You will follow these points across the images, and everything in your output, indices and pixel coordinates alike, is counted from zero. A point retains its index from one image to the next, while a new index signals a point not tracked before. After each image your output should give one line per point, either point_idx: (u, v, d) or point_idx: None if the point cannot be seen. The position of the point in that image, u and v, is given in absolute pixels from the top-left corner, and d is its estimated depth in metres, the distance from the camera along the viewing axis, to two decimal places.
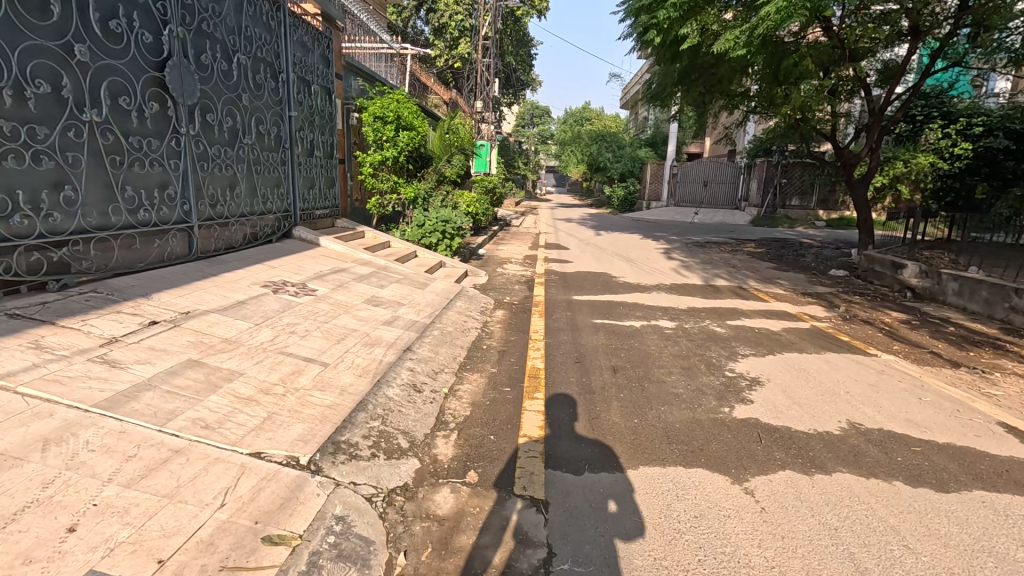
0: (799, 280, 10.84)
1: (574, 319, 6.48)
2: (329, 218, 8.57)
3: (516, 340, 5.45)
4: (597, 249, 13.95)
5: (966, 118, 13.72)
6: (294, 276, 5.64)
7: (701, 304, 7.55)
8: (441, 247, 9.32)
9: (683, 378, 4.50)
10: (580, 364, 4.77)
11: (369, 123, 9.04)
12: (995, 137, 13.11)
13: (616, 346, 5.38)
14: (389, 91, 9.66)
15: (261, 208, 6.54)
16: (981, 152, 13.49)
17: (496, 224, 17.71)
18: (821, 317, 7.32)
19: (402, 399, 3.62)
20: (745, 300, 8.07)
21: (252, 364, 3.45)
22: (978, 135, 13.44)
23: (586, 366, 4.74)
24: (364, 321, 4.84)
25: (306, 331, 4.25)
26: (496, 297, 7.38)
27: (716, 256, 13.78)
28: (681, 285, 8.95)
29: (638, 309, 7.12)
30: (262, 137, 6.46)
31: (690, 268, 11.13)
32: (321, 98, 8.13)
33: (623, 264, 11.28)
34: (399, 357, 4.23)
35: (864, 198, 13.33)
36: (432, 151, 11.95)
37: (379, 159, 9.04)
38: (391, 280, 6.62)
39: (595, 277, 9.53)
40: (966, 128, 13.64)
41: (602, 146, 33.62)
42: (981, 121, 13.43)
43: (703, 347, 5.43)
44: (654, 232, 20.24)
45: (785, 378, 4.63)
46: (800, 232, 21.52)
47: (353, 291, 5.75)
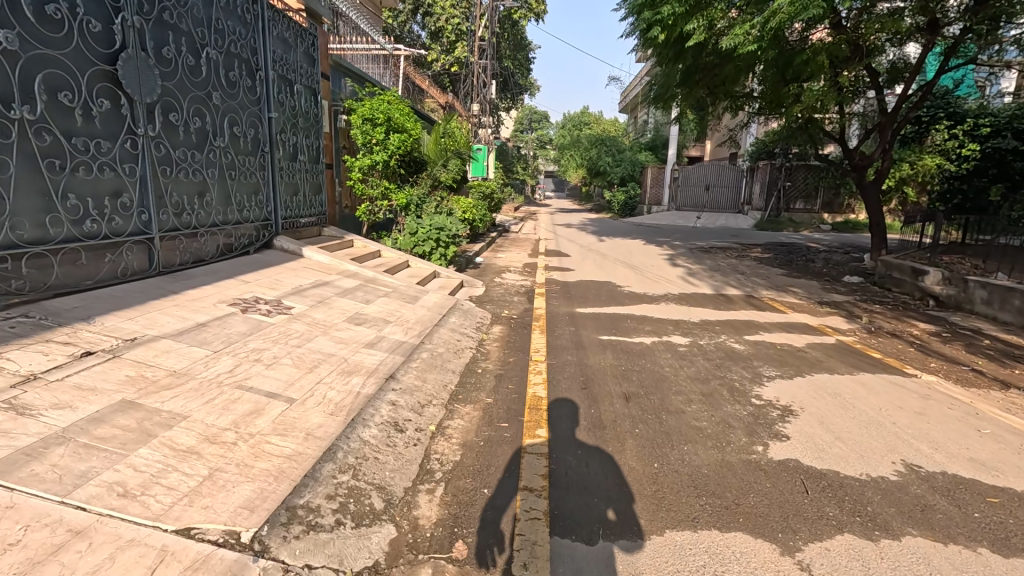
0: (813, 287, 10.31)
1: (578, 335, 5.94)
2: (315, 226, 8.04)
3: (515, 362, 4.90)
4: (600, 256, 13.43)
5: (973, 119, 13.47)
6: (269, 292, 5.10)
7: (715, 316, 7.00)
8: (435, 256, 8.78)
9: (706, 409, 3.95)
10: (587, 392, 4.22)
11: (358, 125, 8.53)
12: (1002, 138, 12.76)
13: (627, 368, 4.83)
14: (380, 92, 9.16)
15: (236, 217, 6.01)
16: (989, 153, 13.23)
17: (495, 231, 17.19)
18: (844, 329, 6.77)
19: (380, 443, 3.06)
20: (761, 310, 7.53)
21: (200, 404, 2.90)
22: (986, 136, 13.12)
23: (595, 394, 4.18)
24: (343, 344, 4.29)
25: (273, 359, 3.70)
26: (493, 311, 6.83)
27: (723, 262, 13.24)
28: (691, 294, 8.42)
29: (647, 323, 6.58)
30: (237, 140, 5.95)
31: (698, 275, 10.58)
32: (306, 98, 7.63)
33: (628, 272, 10.76)
34: (380, 388, 3.67)
35: (876, 201, 12.84)
36: (426, 156, 11.45)
37: (369, 163, 8.53)
38: (379, 294, 6.07)
39: (599, 286, 8.99)
40: (974, 128, 13.37)
41: (602, 150, 33.18)
42: (989, 121, 13.14)
43: (723, 368, 4.87)
44: (657, 237, 19.73)
45: (821, 406, 4.06)
46: (806, 236, 21.02)
47: (335, 308, 5.20)
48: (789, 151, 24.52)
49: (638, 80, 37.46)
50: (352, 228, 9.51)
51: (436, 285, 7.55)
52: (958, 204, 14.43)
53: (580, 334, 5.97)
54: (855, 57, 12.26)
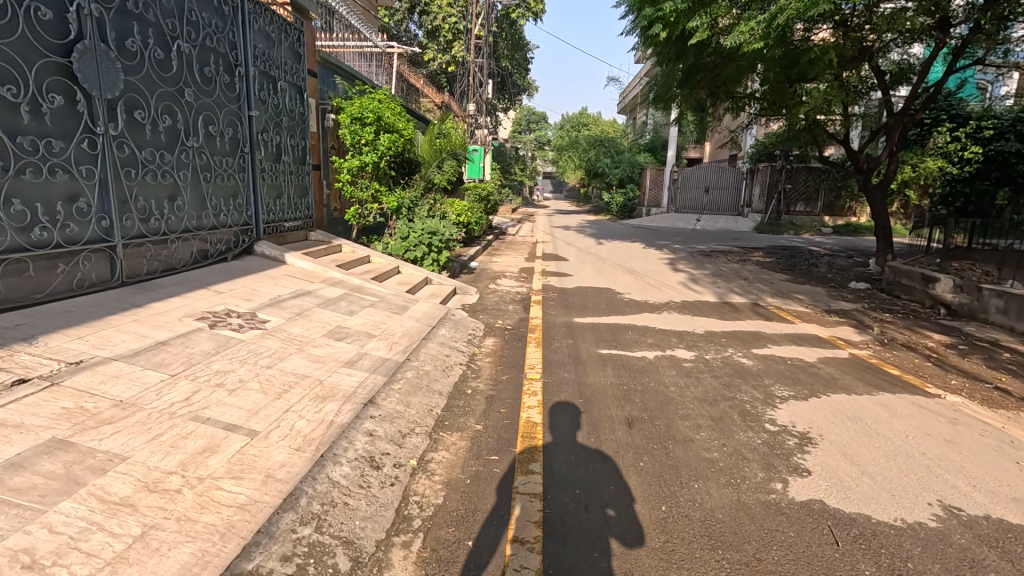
0: (819, 294, 9.99)
1: (576, 348, 5.58)
2: (300, 230, 7.68)
3: (509, 380, 4.54)
4: (598, 260, 13.08)
5: (975, 122, 12.85)
6: (244, 304, 4.74)
7: (720, 327, 6.66)
8: (427, 262, 8.43)
9: (716, 436, 3.59)
10: (586, 416, 3.86)
11: (347, 125, 8.16)
12: (1005, 141, 12.49)
13: (628, 387, 4.47)
14: (370, 90, 8.80)
15: (212, 222, 5.63)
16: (992, 156, 12.95)
17: (492, 233, 16.83)
18: (855, 341, 6.43)
19: (352, 483, 2.70)
20: (767, 320, 7.19)
21: (143, 442, 2.53)
22: (988, 138, 12.73)
23: (595, 419, 3.83)
24: (319, 364, 3.93)
25: (238, 384, 3.33)
26: (486, 321, 6.48)
27: (725, 267, 12.91)
28: (694, 303, 8.08)
29: (650, 334, 6.23)
30: (213, 139, 5.58)
31: (700, 281, 10.25)
32: (290, 96, 7.27)
33: (627, 277, 10.41)
34: (357, 416, 3.31)
35: (881, 205, 12.53)
36: (420, 157, 11.10)
37: (358, 165, 8.16)
38: (364, 304, 5.71)
39: (598, 293, 8.64)
40: (976, 131, 12.81)
41: (601, 151, 32.84)
42: (992, 124, 12.63)
43: (732, 388, 4.52)
44: (657, 240, 19.40)
45: (841, 433, 3.72)
46: (808, 240, 20.71)
47: (315, 321, 4.84)
48: (790, 153, 24.23)
49: (637, 81, 37.15)
50: (342, 232, 9.16)
51: (427, 292, 7.22)
52: (961, 207, 14.16)
53: (578, 347, 5.62)
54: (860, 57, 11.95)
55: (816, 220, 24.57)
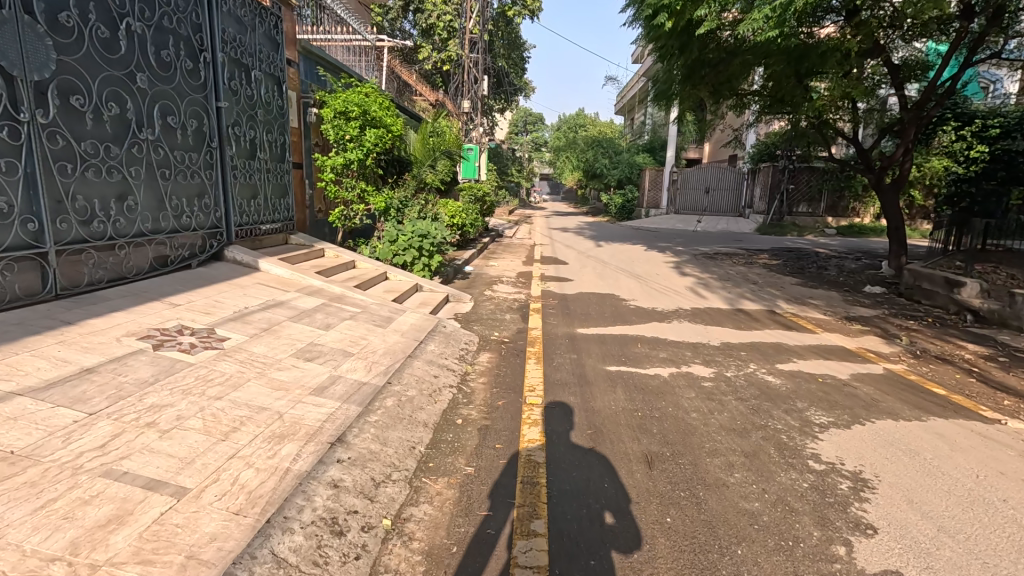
0: (834, 299, 9.45)
1: (581, 364, 5.00)
2: (279, 234, 7.07)
3: (506, 407, 3.94)
4: (599, 264, 12.51)
5: (981, 120, 13.11)
6: (202, 319, 4.13)
7: (737, 338, 6.08)
8: (417, 267, 7.85)
9: (754, 478, 3.00)
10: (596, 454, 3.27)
11: (330, 120, 7.54)
12: (1012, 139, 12.25)
13: (644, 414, 3.87)
14: (356, 83, 8.18)
15: (173, 225, 5.03)
16: (999, 155, 12.51)
17: (488, 236, 16.24)
18: (886, 353, 5.86)
19: (304, 561, 2.10)
20: (786, 329, 6.62)
21: (25, 514, 1.93)
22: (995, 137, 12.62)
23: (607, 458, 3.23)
24: (283, 391, 3.33)
25: (175, 421, 2.73)
26: (480, 333, 5.87)
27: (733, 270, 12.37)
28: (705, 310, 7.51)
29: (661, 347, 5.64)
30: (173, 131, 4.99)
31: (708, 286, 9.68)
32: (267, 88, 6.67)
33: (631, 282, 9.82)
34: (320, 461, 2.71)
35: (894, 204, 12.01)
36: (411, 155, 10.52)
37: (342, 162, 7.54)
38: (344, 317, 5.11)
39: (601, 301, 8.05)
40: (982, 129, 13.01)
41: (599, 152, 32.30)
42: (997, 122, 12.74)
43: (762, 414, 3.94)
44: (658, 241, 18.86)
45: (901, 472, 3.13)
46: (812, 241, 20.23)
47: (284, 337, 4.23)
48: (792, 153, 23.74)
49: (636, 81, 36.63)
50: (326, 235, 8.56)
51: (416, 301, 6.65)
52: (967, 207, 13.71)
53: (583, 364, 5.03)
54: (872, 51, 11.46)
55: (818, 221, 24.10)
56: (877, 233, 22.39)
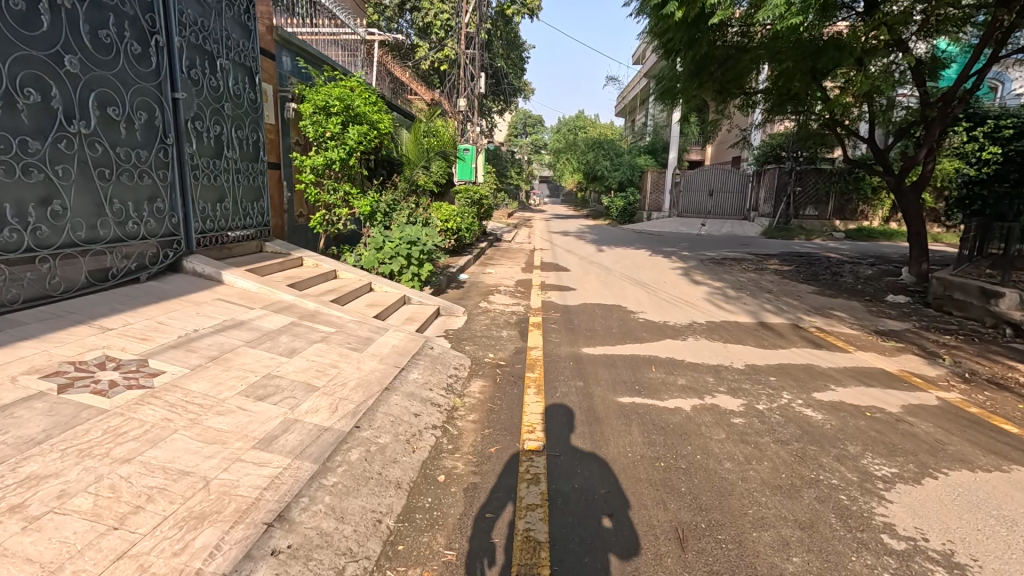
0: (856, 310, 8.78)
1: (588, 395, 4.30)
2: (251, 241, 6.39)
3: (500, 456, 3.25)
4: (603, 270, 11.82)
5: None
6: (135, 348, 3.44)
7: (762, 360, 5.40)
8: (406, 277, 7.16)
9: (819, 567, 2.33)
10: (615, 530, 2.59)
11: (309, 116, 6.85)
12: None
13: (668, 465, 3.18)
14: (340, 76, 7.50)
15: (116, 232, 4.35)
16: (1011, 156, 11.90)
17: (486, 240, 15.56)
18: (932, 377, 5.17)
19: None
20: (814, 347, 5.93)
21: None
22: None
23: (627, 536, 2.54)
24: (216, 447, 2.63)
25: (53, 502, 2.04)
26: (473, 355, 5.17)
27: (744, 277, 11.70)
28: (722, 326, 6.82)
29: (679, 371, 4.94)
30: (117, 125, 4.31)
31: (721, 297, 9.00)
32: (236, 78, 5.99)
33: (638, 291, 9.15)
34: (248, 557, 2.02)
35: (915, 206, 11.35)
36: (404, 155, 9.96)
37: (322, 163, 6.85)
38: (314, 339, 4.40)
39: (606, 313, 7.36)
40: None
41: (600, 153, 31.64)
42: None
43: (810, 463, 3.26)
44: (663, 245, 18.21)
45: (1003, 553, 2.45)
46: (820, 245, 19.60)
47: (235, 368, 3.53)
48: (798, 154, 23.11)
49: (637, 81, 36.03)
50: (308, 241, 7.89)
51: (402, 316, 5.98)
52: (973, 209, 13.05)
53: (591, 394, 4.34)
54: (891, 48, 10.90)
55: (826, 224, 23.45)
56: (886, 236, 21.77)
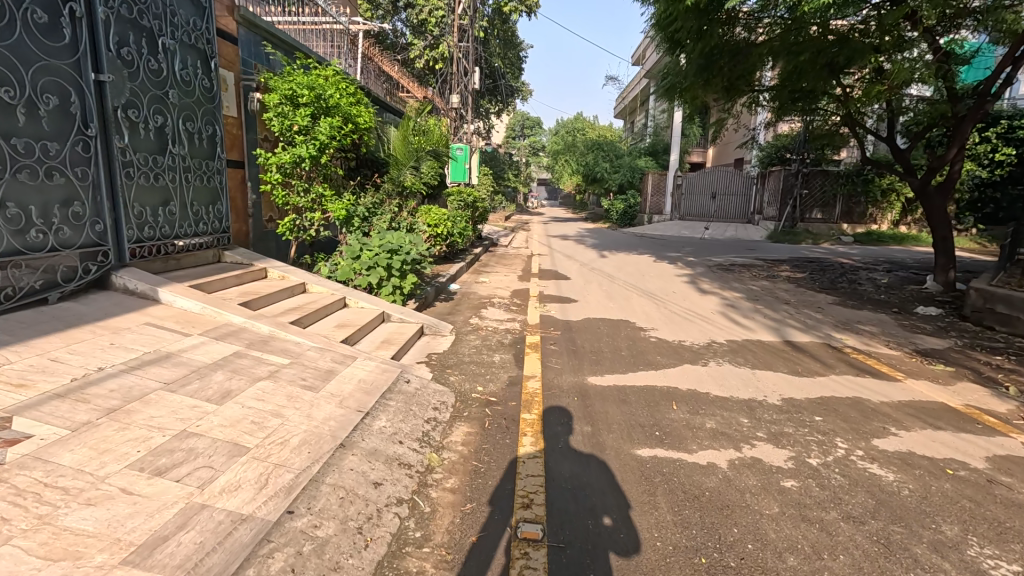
0: (886, 324, 7.99)
1: (597, 447, 3.45)
2: (204, 251, 5.54)
3: (483, 550, 2.42)
4: (606, 278, 10.99)
5: None
6: (4, 400, 2.60)
7: (802, 393, 4.56)
8: (385, 290, 6.31)
9: None
10: (622, 546, 2.48)
11: (275, 107, 6.01)
12: None
13: (712, 565, 2.35)
14: (313, 63, 6.65)
15: (10, 243, 3.49)
16: None
17: (481, 245, 14.73)
18: (1004, 414, 4.33)
19: None
20: (857, 375, 5.09)
21: None
22: None
23: (633, 554, 2.43)
24: (62, 567, 1.78)
25: None
26: (457, 389, 4.31)
27: (757, 286, 10.88)
28: (745, 348, 5.98)
29: (705, 411, 4.09)
30: (9, 110, 3.44)
31: (737, 310, 8.18)
32: (186, 61, 5.17)
33: (646, 303, 8.31)
34: None
35: (942, 210, 10.57)
36: (391, 155, 9.31)
37: (290, 160, 6.02)
38: (256, 376, 3.54)
39: (613, 331, 6.51)
40: None
41: (600, 155, 30.86)
42: None
43: (900, 558, 2.43)
44: (666, 250, 17.39)
45: None
46: (830, 250, 18.81)
47: (137, 423, 2.69)
48: (805, 155, 22.26)
49: (637, 81, 35.26)
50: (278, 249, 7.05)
51: (376, 338, 5.15)
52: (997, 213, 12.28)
53: (601, 444, 3.50)
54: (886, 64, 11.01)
55: (833, 227, 22.72)
56: (896, 240, 21.03)
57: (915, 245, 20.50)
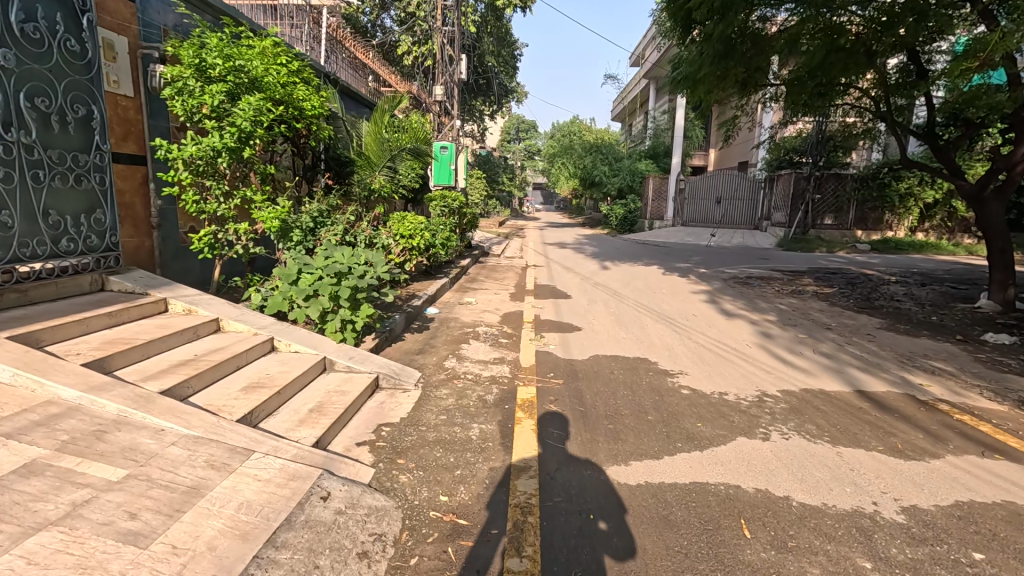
0: (958, 356, 6.53)
1: (617, 547, 2.53)
2: (71, 278, 4.01)
3: None
4: (611, 296, 9.49)
5: None
6: None
7: (924, 495, 3.06)
8: (331, 326, 4.79)
9: None
10: (618, 551, 2.50)
11: (177, 81, 4.41)
12: None
13: None
14: (241, 30, 5.11)
15: None
16: None
17: (470, 257, 13.15)
18: None
19: None
20: (983, 455, 3.60)
21: None
22: None
23: (628, 559, 2.45)
24: None
25: None
26: (408, 503, 2.78)
27: (786, 306, 9.44)
28: (809, 404, 4.46)
29: (798, 544, 2.57)
30: None
31: (776, 342, 6.71)
32: (33, 9, 3.67)
33: (665, 332, 6.83)
34: None
35: (999, 217, 9.24)
36: (361, 154, 8.23)
37: (199, 152, 4.46)
38: (34, 520, 2.01)
39: (631, 378, 4.98)
40: None
41: (598, 158, 29.19)
42: None
43: None
44: (674, 259, 15.97)
45: None
46: (849, 259, 17.46)
47: None
48: (819, 157, 20.74)
49: (637, 81, 33.83)
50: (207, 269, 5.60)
51: (300, 407, 3.61)
52: None
53: (623, 542, 2.57)
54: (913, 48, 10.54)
55: (847, 234, 21.51)
56: (916, 248, 19.70)
57: (936, 253, 19.20)
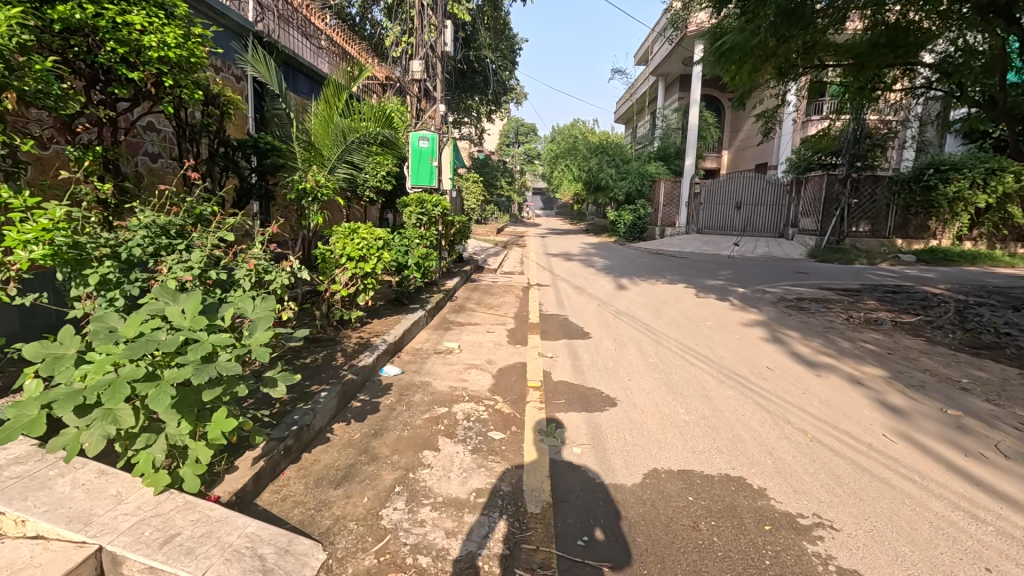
0: None
1: (614, 554, 2.51)
2: None
3: None
4: (644, 333, 7.09)
5: None
6: None
7: None
8: (141, 464, 2.33)
9: None
10: (614, 559, 2.47)
11: None
12: None
13: None
14: None
15: None
16: None
17: (459, 275, 10.75)
18: None
19: None
20: None
21: None
22: None
23: (626, 568, 2.42)
24: None
25: None
26: None
27: (875, 347, 7.02)
28: None
29: None
30: None
31: (915, 423, 4.33)
32: None
33: (750, 409, 4.40)
34: None
35: None
36: (314, 141, 5.92)
37: None
38: None
39: (739, 548, 2.58)
40: None
41: (604, 160, 26.64)
42: None
43: None
44: (699, 275, 13.56)
45: None
46: (900, 273, 15.10)
47: None
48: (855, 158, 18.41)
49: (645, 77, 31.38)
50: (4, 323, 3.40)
51: None
52: None
53: (619, 549, 2.55)
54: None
55: (885, 243, 19.19)
56: (967, 257, 17.35)
57: (993, 264, 16.82)
